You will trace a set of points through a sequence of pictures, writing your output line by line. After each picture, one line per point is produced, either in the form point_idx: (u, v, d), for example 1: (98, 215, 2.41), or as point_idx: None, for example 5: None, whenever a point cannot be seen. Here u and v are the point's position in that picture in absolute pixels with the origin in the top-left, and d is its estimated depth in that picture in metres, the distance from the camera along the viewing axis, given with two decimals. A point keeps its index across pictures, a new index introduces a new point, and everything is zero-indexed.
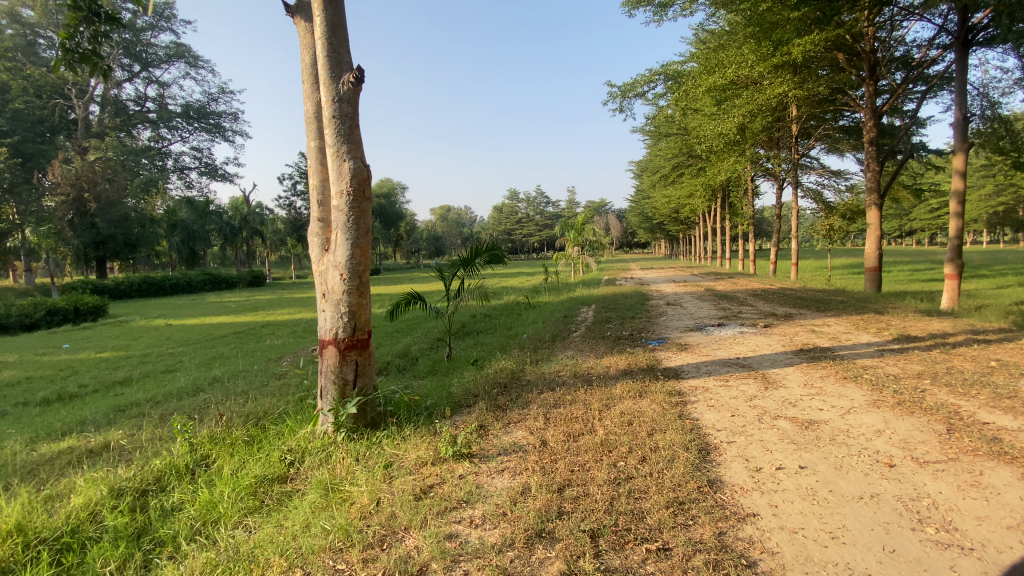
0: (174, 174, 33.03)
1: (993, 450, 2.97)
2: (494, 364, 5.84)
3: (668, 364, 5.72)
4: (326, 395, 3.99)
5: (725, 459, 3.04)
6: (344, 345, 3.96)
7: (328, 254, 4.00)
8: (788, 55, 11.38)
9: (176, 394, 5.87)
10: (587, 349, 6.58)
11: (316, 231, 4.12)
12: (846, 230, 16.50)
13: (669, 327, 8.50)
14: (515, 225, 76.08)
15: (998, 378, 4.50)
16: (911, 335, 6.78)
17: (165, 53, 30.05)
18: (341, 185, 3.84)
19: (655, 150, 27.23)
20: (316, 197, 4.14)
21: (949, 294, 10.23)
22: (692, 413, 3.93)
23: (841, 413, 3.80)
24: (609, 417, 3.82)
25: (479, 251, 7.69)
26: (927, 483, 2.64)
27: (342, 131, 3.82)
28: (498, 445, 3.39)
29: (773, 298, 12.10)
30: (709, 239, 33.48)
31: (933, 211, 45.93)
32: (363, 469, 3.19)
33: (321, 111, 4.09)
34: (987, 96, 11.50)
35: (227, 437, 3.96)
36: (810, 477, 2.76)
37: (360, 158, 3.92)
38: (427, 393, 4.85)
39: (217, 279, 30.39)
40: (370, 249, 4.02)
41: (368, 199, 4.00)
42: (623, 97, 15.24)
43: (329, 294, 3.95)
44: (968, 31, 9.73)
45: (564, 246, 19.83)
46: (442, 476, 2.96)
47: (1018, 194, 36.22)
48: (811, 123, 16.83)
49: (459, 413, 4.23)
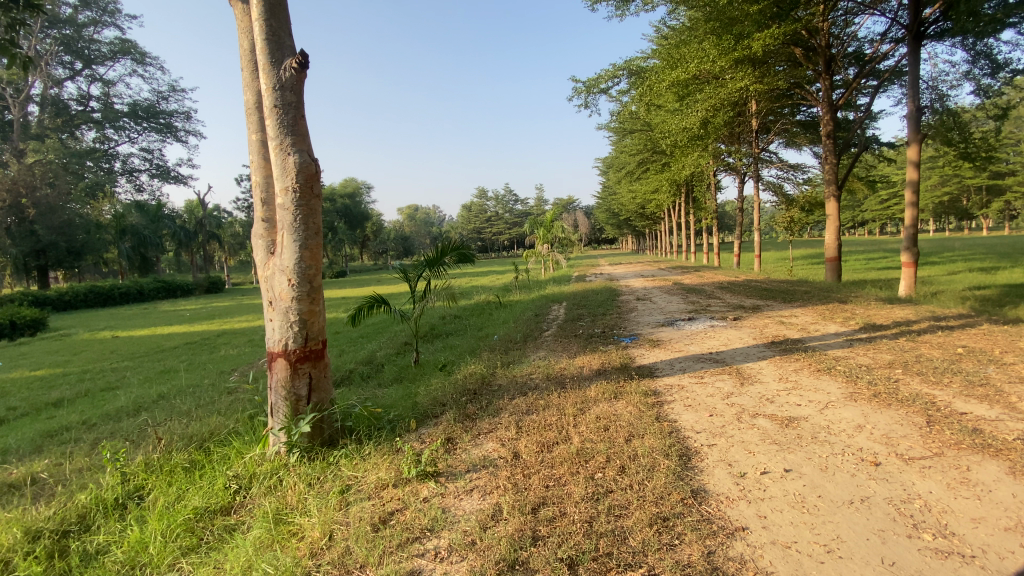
0: (122, 177, 31.25)
1: (975, 443, 2.91)
2: (463, 369, 5.57)
3: (642, 361, 5.57)
4: (276, 412, 3.65)
5: (707, 465, 2.86)
6: (295, 358, 3.63)
7: (274, 258, 3.66)
8: (748, 49, 11.47)
9: (113, 416, 5.36)
10: (559, 349, 6.37)
11: (260, 233, 3.76)
12: (807, 221, 16.87)
13: (640, 323, 8.39)
14: (484, 224, 75.67)
15: (967, 366, 4.53)
16: (877, 324, 6.85)
17: (109, 50, 28.22)
18: (286, 181, 3.51)
19: (620, 146, 27.37)
20: (260, 195, 3.78)
21: (906, 282, 10.51)
22: (670, 414, 3.76)
23: (820, 408, 3.70)
24: (584, 422, 3.61)
25: (444, 250, 7.38)
26: (916, 483, 2.53)
27: (285, 122, 3.49)
28: (466, 460, 3.13)
29: (740, 291, 12.20)
30: (675, 233, 33.97)
31: (882, 202, 48.21)
32: (317, 496, 2.89)
33: (262, 101, 3.73)
34: (937, 89, 11.85)
35: (165, 464, 3.57)
36: (797, 482, 2.60)
37: (307, 151, 3.60)
38: (391, 403, 4.55)
39: (172, 286, 28.95)
40: (321, 251, 3.71)
41: (317, 197, 3.68)
42: (588, 92, 15.14)
43: (277, 302, 3.61)
44: (920, 24, 9.99)
45: (534, 243, 19.68)
46: (405, 501, 2.68)
47: (961, 184, 38.21)
48: (770, 118, 17.17)
49: (425, 425, 3.94)
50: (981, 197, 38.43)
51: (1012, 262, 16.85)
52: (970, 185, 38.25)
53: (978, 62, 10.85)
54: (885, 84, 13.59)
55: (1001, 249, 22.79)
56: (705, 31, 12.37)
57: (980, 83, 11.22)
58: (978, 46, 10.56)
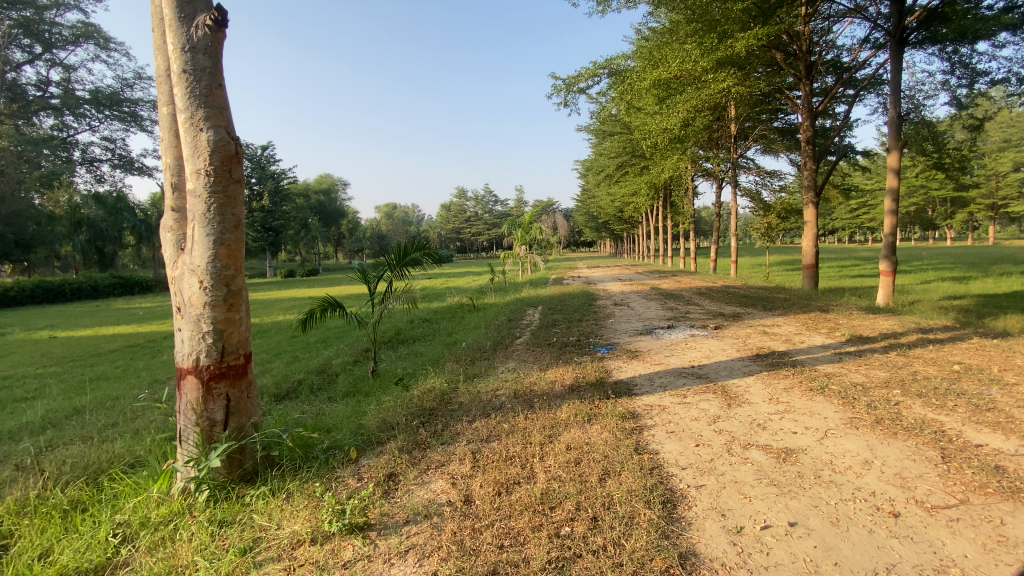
0: (81, 166, 29.33)
1: (1003, 486, 2.50)
2: (421, 383, 4.97)
3: (619, 376, 5.06)
4: (186, 439, 3.07)
5: (695, 516, 2.37)
6: (208, 376, 3.04)
7: (184, 255, 3.06)
8: (731, 50, 11.13)
9: (15, 433, 4.65)
10: (530, 360, 5.83)
11: (169, 225, 3.16)
12: (784, 228, 16.76)
13: (616, 331, 7.89)
14: (463, 223, 74.58)
15: (969, 386, 4.18)
16: (863, 336, 6.50)
17: (71, 34, 26.31)
18: (197, 163, 2.93)
19: (599, 148, 27.08)
20: (171, 179, 3.18)
21: (885, 290, 10.30)
22: (650, 444, 3.26)
23: (818, 438, 3.25)
24: (552, 454, 3.08)
25: (409, 250, 6.75)
26: (945, 543, 2.09)
27: (197, 91, 2.91)
28: (405, 506, 2.56)
29: (718, 297, 11.89)
30: (651, 237, 33.87)
31: (852, 211, 49.51)
32: (211, 557, 2.28)
33: (171, 67, 3.11)
34: (913, 98, 11.79)
35: (40, 506, 2.90)
36: (806, 542, 2.12)
37: (224, 128, 3.01)
38: (333, 426, 3.97)
39: (129, 282, 27.33)
40: (243, 248, 3.12)
41: (237, 182, 3.11)
42: (567, 90, 14.73)
43: (185, 308, 3.02)
44: (903, 30, 9.81)
45: (511, 244, 19.13)
46: (320, 569, 2.11)
47: (928, 195, 39.42)
48: (748, 124, 17.05)
49: (367, 455, 3.35)
50: (946, 208, 39.77)
51: (982, 272, 17.10)
52: (936, 197, 39.53)
53: (958, 72, 10.74)
54: (862, 93, 13.55)
55: (967, 260, 23.24)
56: (688, 32, 12.01)
57: (956, 93, 11.16)
58: (956, 56, 10.48)
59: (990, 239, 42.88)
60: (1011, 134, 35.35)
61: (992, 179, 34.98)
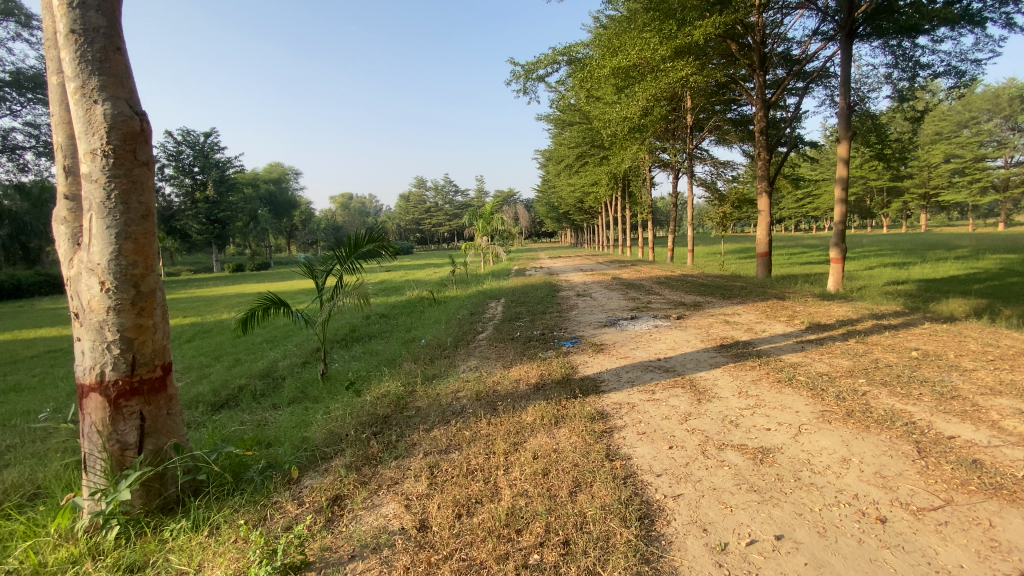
0: (2, 155, 26.72)
1: (985, 483, 2.41)
2: (374, 387, 4.59)
3: (585, 372, 4.84)
4: (92, 468, 2.62)
5: (675, 532, 2.16)
6: (116, 393, 2.59)
7: (80, 252, 2.59)
8: (689, 38, 11.01)
9: None
10: (492, 357, 5.55)
11: (63, 216, 2.68)
12: (738, 217, 17.09)
13: (580, 323, 7.72)
14: (423, 214, 73.31)
15: (930, 373, 4.20)
16: (822, 323, 6.57)
17: None
18: (93, 141, 2.47)
19: (558, 138, 26.99)
20: (63, 162, 2.70)
21: (835, 277, 10.57)
22: (622, 449, 3.04)
23: (792, 434, 3.13)
24: (517, 465, 2.81)
25: (360, 242, 6.30)
26: (937, 551, 1.96)
27: (89, 55, 2.44)
28: (352, 538, 2.24)
29: (678, 286, 11.96)
30: (610, 227, 34.28)
31: (797, 200, 51.81)
32: None
33: (55, 26, 2.61)
34: (859, 90, 12.12)
35: None
36: (795, 559, 1.94)
37: (124, 101, 2.55)
38: (273, 441, 3.57)
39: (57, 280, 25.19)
40: (153, 243, 2.67)
41: (145, 166, 2.66)
42: (527, 77, 14.43)
43: (85, 314, 2.57)
44: (852, 22, 9.97)
45: (472, 235, 18.75)
46: None
47: (867, 185, 41.74)
48: (703, 115, 17.28)
49: (311, 474, 3.00)
50: (883, 198, 42.21)
51: (919, 258, 18.03)
52: (874, 187, 41.93)
53: (901, 65, 11.07)
54: (811, 85, 13.88)
55: (905, 246, 24.57)
56: (645, 20, 11.85)
57: (899, 86, 11.53)
58: (899, 50, 10.79)
59: (922, 226, 45.64)
60: (943, 126, 37.57)
61: (925, 169, 37.30)
